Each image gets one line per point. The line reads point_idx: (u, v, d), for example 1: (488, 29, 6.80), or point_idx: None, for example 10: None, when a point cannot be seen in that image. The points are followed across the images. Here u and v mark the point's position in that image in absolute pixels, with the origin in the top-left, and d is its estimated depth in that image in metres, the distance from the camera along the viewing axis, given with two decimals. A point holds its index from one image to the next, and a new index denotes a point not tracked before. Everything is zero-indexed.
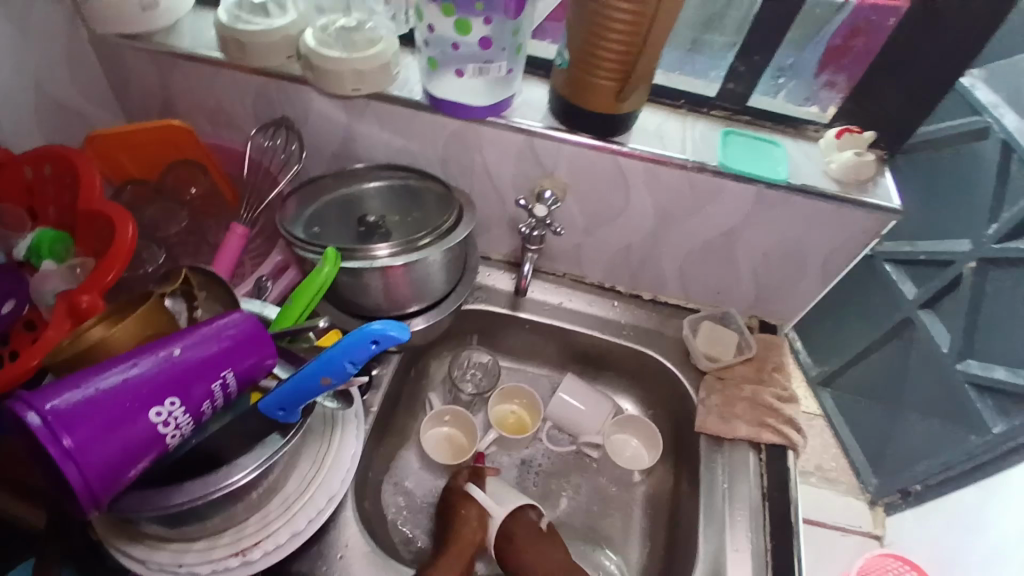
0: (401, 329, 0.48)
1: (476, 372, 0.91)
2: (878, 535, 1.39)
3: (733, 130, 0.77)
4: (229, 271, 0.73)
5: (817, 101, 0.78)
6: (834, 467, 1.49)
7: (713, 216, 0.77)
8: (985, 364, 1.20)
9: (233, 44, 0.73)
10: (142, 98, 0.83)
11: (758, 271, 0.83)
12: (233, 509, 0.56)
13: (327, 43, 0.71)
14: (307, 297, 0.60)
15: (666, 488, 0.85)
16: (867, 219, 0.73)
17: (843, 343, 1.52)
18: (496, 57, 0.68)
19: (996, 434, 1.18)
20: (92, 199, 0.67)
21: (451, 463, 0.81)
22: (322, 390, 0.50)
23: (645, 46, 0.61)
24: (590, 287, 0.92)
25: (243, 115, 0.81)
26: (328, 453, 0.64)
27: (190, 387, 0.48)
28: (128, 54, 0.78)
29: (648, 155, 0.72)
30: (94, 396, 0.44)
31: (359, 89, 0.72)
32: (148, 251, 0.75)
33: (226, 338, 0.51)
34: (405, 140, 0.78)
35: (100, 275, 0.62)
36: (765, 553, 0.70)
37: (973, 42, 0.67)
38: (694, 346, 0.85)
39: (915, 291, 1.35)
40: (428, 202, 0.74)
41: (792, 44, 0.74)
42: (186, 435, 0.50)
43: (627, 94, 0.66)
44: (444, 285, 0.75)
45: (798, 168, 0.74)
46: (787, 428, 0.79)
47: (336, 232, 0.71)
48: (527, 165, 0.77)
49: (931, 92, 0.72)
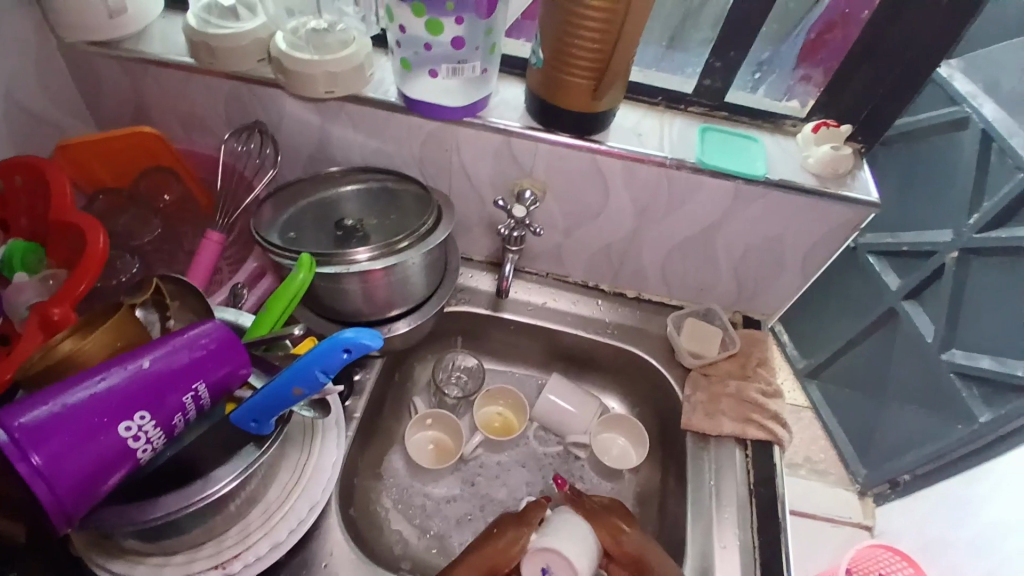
0: (374, 337, 0.47)
1: (461, 376, 0.91)
2: (868, 525, 1.40)
3: (710, 127, 0.77)
4: (205, 279, 0.72)
5: (794, 96, 0.79)
6: (823, 458, 1.49)
7: (693, 212, 0.77)
8: (969, 353, 1.21)
9: (203, 49, 0.72)
10: (113, 105, 0.82)
11: (739, 267, 0.83)
12: (213, 520, 0.55)
13: (298, 46, 0.70)
14: (282, 304, 0.59)
15: (654, 485, 0.85)
16: (846, 212, 0.73)
17: (830, 335, 1.53)
18: (471, 57, 0.68)
19: (982, 424, 1.18)
20: (63, 208, 0.66)
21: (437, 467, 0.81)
22: (295, 401, 0.50)
23: (618, 46, 0.61)
24: (574, 286, 0.92)
25: (215, 120, 0.80)
26: (309, 461, 0.63)
27: (161, 400, 0.47)
28: (98, 62, 0.76)
29: (626, 154, 0.72)
30: (61, 411, 0.43)
31: (332, 92, 0.71)
32: (121, 260, 0.74)
33: (197, 348, 0.50)
34: (381, 141, 0.77)
35: (73, 286, 0.61)
36: (753, 549, 0.70)
37: (944, 36, 0.67)
38: (679, 344, 0.85)
39: (898, 282, 1.36)
40: (407, 204, 0.73)
41: (769, 37, 0.76)
42: (159, 449, 0.49)
43: (601, 93, 0.66)
44: (425, 288, 0.74)
45: (776, 163, 0.74)
46: (772, 423, 0.79)
47: (313, 237, 0.71)
48: (505, 164, 0.76)
49: (907, 83, 0.72)
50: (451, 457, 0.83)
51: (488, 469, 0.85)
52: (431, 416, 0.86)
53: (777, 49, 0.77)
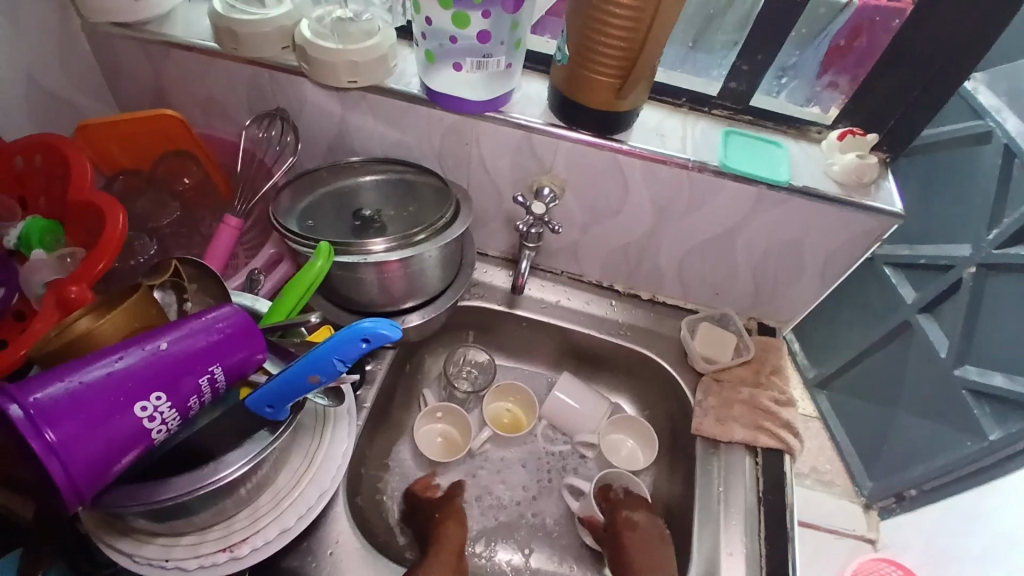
0: (392, 327, 0.46)
1: (472, 370, 0.90)
2: (872, 538, 1.38)
3: (734, 130, 0.76)
4: (222, 263, 0.72)
5: (818, 102, 0.78)
6: (829, 469, 1.48)
7: (713, 215, 0.76)
8: (983, 370, 1.19)
9: (227, 34, 0.71)
10: (134, 87, 0.82)
11: (756, 272, 0.82)
12: (222, 504, 0.55)
13: (322, 35, 0.70)
14: (299, 291, 0.59)
15: (661, 488, 0.84)
16: (869, 222, 0.72)
17: (841, 345, 1.51)
18: (495, 51, 0.67)
19: (993, 441, 1.17)
20: (83, 189, 0.66)
21: (444, 460, 0.81)
22: (310, 389, 0.49)
23: (645, 45, 0.60)
24: (588, 286, 0.91)
25: (236, 105, 0.80)
26: (320, 449, 0.63)
27: (177, 382, 0.47)
28: (120, 43, 0.77)
29: (647, 154, 0.71)
30: (79, 389, 0.43)
31: (354, 82, 0.71)
32: (139, 242, 0.73)
33: (215, 332, 0.50)
34: (401, 132, 0.77)
35: (90, 265, 0.61)
36: (760, 557, 0.69)
37: (976, 47, 0.66)
38: (692, 348, 0.84)
39: (914, 295, 1.35)
40: (425, 197, 0.73)
41: (796, 42, 0.74)
42: (173, 431, 0.49)
43: (626, 92, 0.65)
44: (440, 281, 0.74)
45: (799, 169, 0.73)
46: (784, 432, 0.78)
47: (331, 226, 0.70)
48: (525, 160, 0.76)
49: (935, 93, 0.71)
50: (457, 452, 0.83)
51: (495, 465, 0.85)
52: (443, 409, 0.85)
53: (803, 54, 0.76)
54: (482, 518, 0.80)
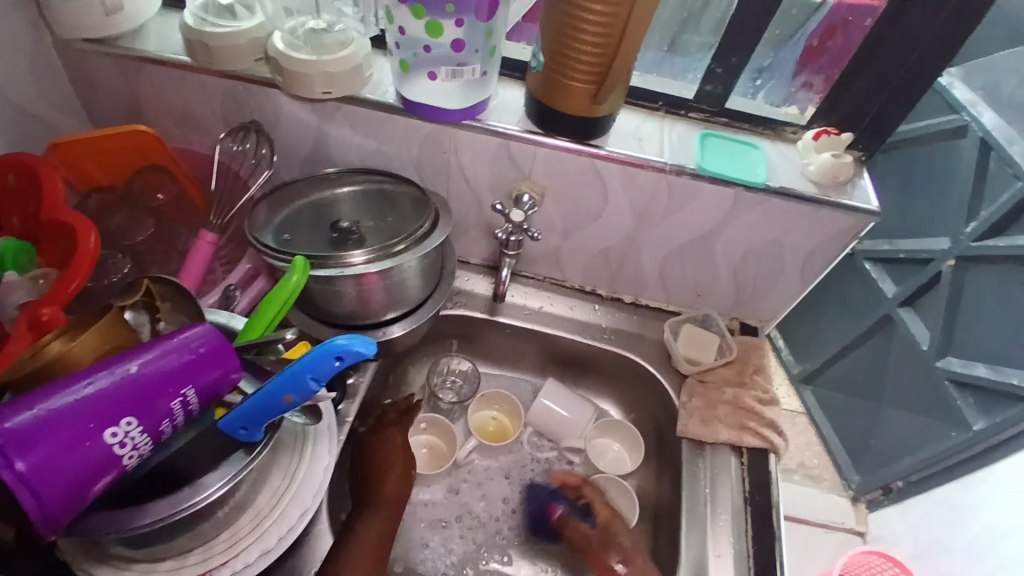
0: (366, 344, 0.46)
1: (456, 380, 0.90)
2: (862, 531, 1.39)
3: (710, 133, 0.76)
4: (197, 281, 0.71)
5: (794, 102, 0.79)
6: (817, 464, 1.49)
7: (693, 217, 0.76)
8: (966, 362, 1.20)
9: (199, 47, 0.70)
10: (108, 104, 0.80)
11: (737, 272, 0.82)
12: (201, 527, 0.55)
13: (295, 46, 0.69)
14: (276, 308, 0.58)
15: (649, 491, 0.84)
16: (847, 221, 0.72)
17: (825, 341, 1.53)
18: (470, 59, 0.67)
19: (977, 431, 1.18)
20: (55, 206, 0.65)
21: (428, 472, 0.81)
22: (285, 409, 0.49)
23: (619, 53, 0.60)
24: (570, 291, 0.91)
25: (211, 118, 0.79)
26: (300, 467, 0.62)
27: (149, 405, 0.46)
28: (93, 59, 0.75)
29: (625, 159, 0.71)
30: (46, 416, 0.42)
31: (329, 92, 0.70)
32: (112, 259, 0.73)
33: (187, 353, 0.49)
34: (377, 142, 0.76)
35: (64, 285, 0.60)
36: (748, 558, 0.70)
37: (947, 46, 0.67)
38: (676, 350, 0.84)
39: (894, 289, 1.36)
40: (403, 207, 0.73)
41: (769, 44, 0.75)
42: (146, 455, 0.48)
43: (600, 99, 0.65)
44: (421, 291, 0.74)
45: (776, 170, 0.73)
46: (768, 431, 0.78)
47: (308, 239, 0.70)
48: (503, 167, 0.76)
49: (909, 92, 0.72)
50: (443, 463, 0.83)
51: (482, 474, 0.84)
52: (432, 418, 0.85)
53: (778, 55, 0.76)
54: (468, 529, 0.80)
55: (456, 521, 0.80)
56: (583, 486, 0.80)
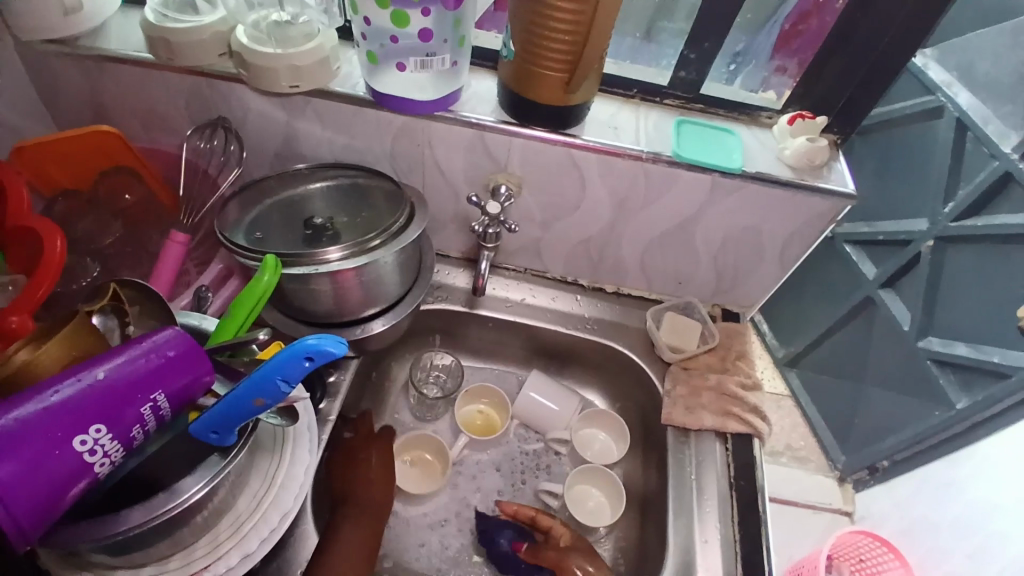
0: (337, 343, 0.45)
1: (440, 375, 0.90)
2: (849, 511, 1.41)
3: (686, 119, 0.76)
4: (169, 283, 0.69)
5: (769, 87, 0.79)
6: (803, 446, 1.50)
7: (671, 204, 0.76)
8: (945, 341, 1.22)
9: (161, 43, 0.68)
10: (72, 105, 0.78)
11: (717, 258, 0.82)
12: (179, 534, 0.54)
13: (260, 40, 0.68)
14: (247, 308, 0.57)
15: (635, 479, 0.85)
16: (824, 205, 0.72)
17: (809, 324, 1.53)
18: (439, 49, 0.65)
19: (960, 409, 1.20)
20: (21, 212, 0.64)
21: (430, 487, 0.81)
22: (257, 411, 0.48)
23: (591, 39, 0.60)
24: (552, 282, 0.91)
25: (178, 117, 0.77)
26: (280, 470, 0.61)
27: (119, 412, 0.45)
28: (54, 60, 0.73)
29: (601, 147, 0.71)
30: (11, 427, 0.41)
31: (296, 86, 0.69)
32: (81, 264, 0.72)
33: (156, 357, 0.48)
34: (350, 137, 0.75)
35: (31, 292, 0.59)
36: (735, 543, 0.70)
37: (919, 27, 0.67)
38: (658, 338, 0.84)
39: (875, 271, 1.37)
40: (378, 202, 0.72)
41: (743, 29, 0.75)
42: (118, 463, 0.47)
43: (574, 87, 0.65)
44: (399, 287, 0.73)
45: (753, 155, 0.73)
46: (752, 416, 0.79)
47: (281, 237, 0.68)
48: (479, 159, 0.75)
49: (882, 74, 0.72)
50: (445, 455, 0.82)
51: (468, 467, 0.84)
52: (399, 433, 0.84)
53: (753, 40, 0.76)
54: (457, 526, 0.79)
55: (444, 519, 0.80)
56: (538, 516, 0.77)
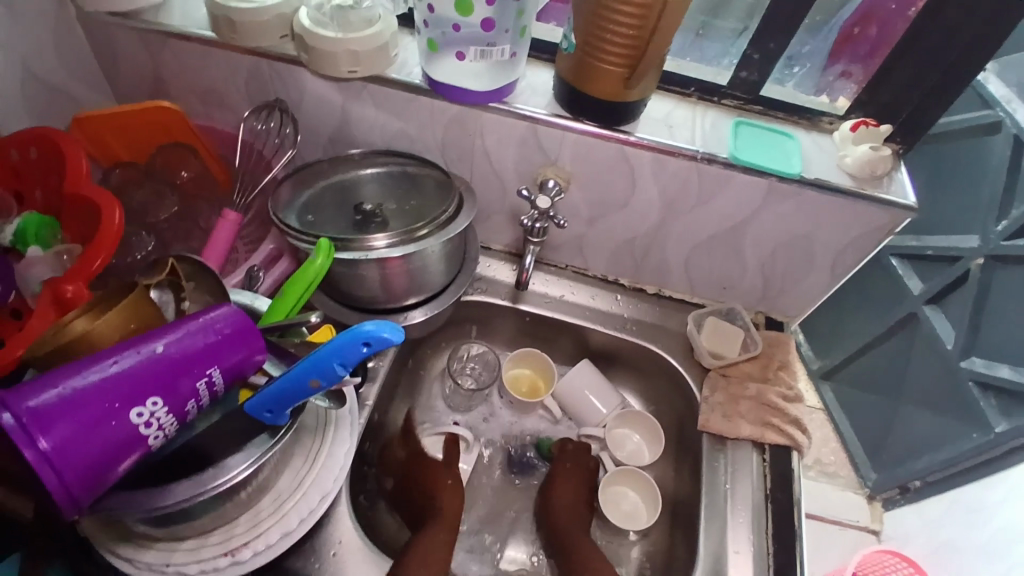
0: (395, 331, 0.45)
1: (475, 366, 0.89)
2: (876, 530, 1.37)
3: (744, 121, 0.74)
4: (220, 260, 0.70)
5: (828, 91, 0.77)
6: (833, 461, 1.46)
7: (722, 206, 0.74)
8: (989, 362, 1.18)
9: (224, 22, 0.69)
10: (132, 80, 0.80)
11: (766, 263, 0.80)
12: (223, 507, 0.55)
13: (322, 23, 0.68)
14: (300, 290, 0.57)
15: (667, 482, 0.84)
16: (883, 216, 0.70)
17: (846, 337, 1.50)
18: (499, 39, 0.65)
19: (998, 433, 1.16)
20: (79, 182, 0.64)
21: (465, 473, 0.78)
22: (312, 392, 0.48)
23: (662, 15, 0.56)
24: (592, 279, 0.90)
25: (235, 96, 0.78)
26: (321, 450, 0.62)
27: (175, 385, 0.46)
28: (117, 35, 0.75)
29: (655, 146, 0.69)
30: (72, 395, 0.42)
31: (354, 71, 0.69)
32: (136, 236, 0.72)
33: (213, 333, 0.48)
34: (403, 124, 0.75)
35: (87, 261, 0.59)
36: (767, 555, 0.69)
37: (999, 37, 0.64)
38: (699, 343, 0.83)
39: (921, 286, 1.33)
40: (428, 189, 0.71)
41: (806, 31, 0.73)
42: (170, 435, 0.47)
43: (645, 67, 0.61)
44: (444, 276, 0.73)
45: (811, 161, 0.71)
46: (792, 428, 0.77)
47: (331, 220, 0.69)
48: (530, 152, 0.74)
49: (952, 84, 0.69)
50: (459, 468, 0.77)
51: (521, 440, 0.87)
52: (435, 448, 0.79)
53: (813, 42, 0.74)
54: (512, 502, 0.82)
55: (505, 484, 0.84)
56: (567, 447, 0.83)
